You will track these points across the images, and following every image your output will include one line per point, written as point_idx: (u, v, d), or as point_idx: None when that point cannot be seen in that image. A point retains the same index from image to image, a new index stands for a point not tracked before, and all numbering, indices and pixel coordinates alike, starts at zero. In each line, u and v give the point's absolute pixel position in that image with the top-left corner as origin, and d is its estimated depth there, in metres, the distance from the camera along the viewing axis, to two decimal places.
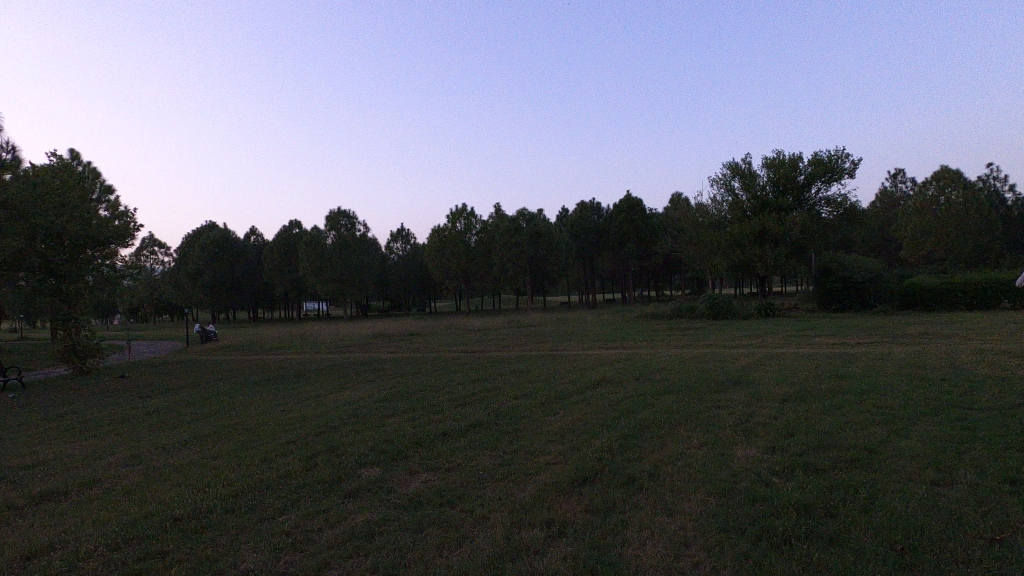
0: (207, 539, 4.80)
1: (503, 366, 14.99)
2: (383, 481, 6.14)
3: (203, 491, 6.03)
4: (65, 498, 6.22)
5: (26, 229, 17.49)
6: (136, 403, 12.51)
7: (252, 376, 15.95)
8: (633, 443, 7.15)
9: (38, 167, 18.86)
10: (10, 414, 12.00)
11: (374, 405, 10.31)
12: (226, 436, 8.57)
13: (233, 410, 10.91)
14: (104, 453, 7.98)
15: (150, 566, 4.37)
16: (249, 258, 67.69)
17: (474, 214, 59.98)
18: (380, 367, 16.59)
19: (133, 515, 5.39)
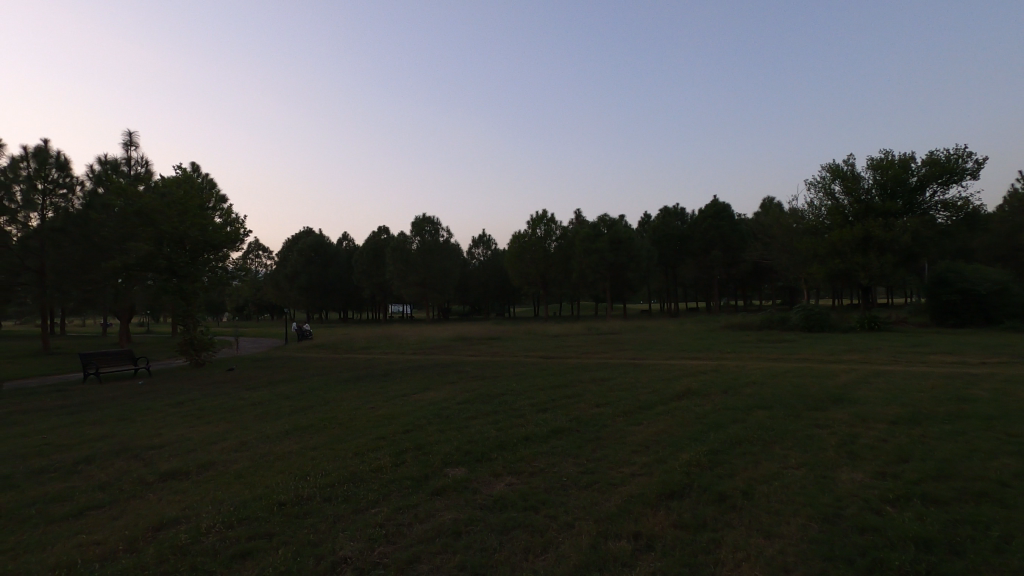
0: (309, 525, 5.12)
1: (583, 373, 14.90)
2: (468, 482, 6.26)
3: (303, 478, 6.46)
4: (186, 477, 6.88)
5: (155, 234, 20.19)
6: (245, 394, 13.66)
7: (342, 373, 16.92)
8: (724, 459, 6.82)
9: (166, 178, 20.99)
10: (141, 398, 13.55)
11: (456, 407, 10.58)
12: (321, 429, 9.13)
13: (328, 405, 11.63)
14: (218, 439, 8.74)
15: (260, 545, 4.72)
16: (340, 262, 71.85)
17: (554, 221, 60.94)
18: (461, 369, 17.04)
19: (244, 497, 5.86)
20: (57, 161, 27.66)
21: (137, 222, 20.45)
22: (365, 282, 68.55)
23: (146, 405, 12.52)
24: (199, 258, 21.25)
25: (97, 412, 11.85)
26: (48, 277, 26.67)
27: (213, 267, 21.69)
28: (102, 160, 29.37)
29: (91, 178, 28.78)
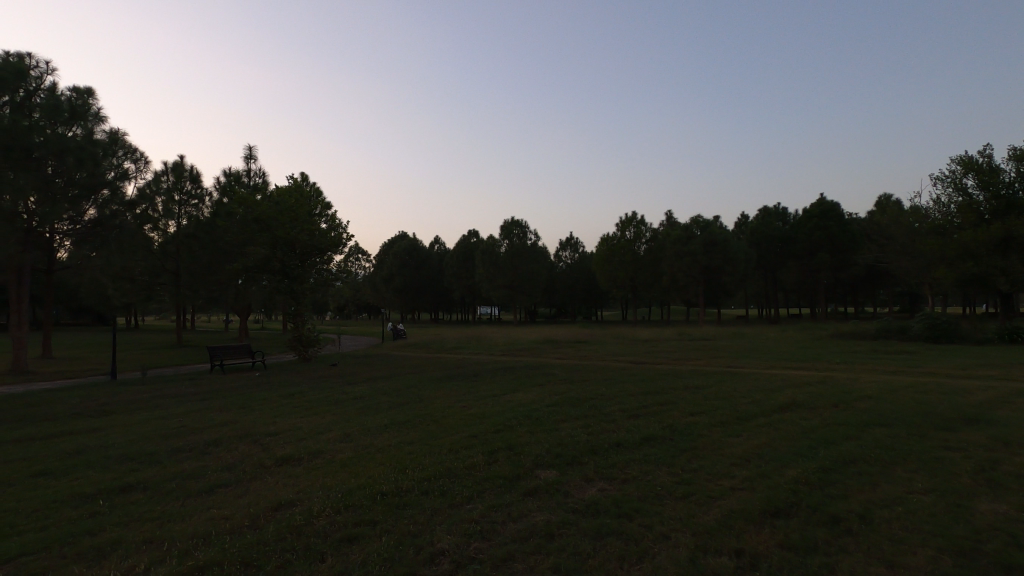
0: (408, 516, 5.36)
1: (676, 380, 14.39)
2: (559, 484, 6.27)
3: (402, 471, 6.77)
4: (299, 462, 7.47)
5: (270, 239, 22.04)
6: (347, 389, 14.57)
7: (434, 372, 17.52)
8: (835, 479, 6.31)
9: (280, 187, 22.75)
10: (258, 389, 14.87)
11: (546, 409, 10.60)
12: (416, 425, 9.52)
13: (423, 402, 12.11)
14: (325, 429, 9.41)
15: (365, 531, 5.00)
16: (432, 265, 74.58)
17: (644, 222, 60.14)
18: (550, 372, 17.05)
19: (349, 485, 6.24)
20: (190, 174, 31.12)
21: (256, 228, 22.48)
22: (455, 284, 70.65)
23: (263, 395, 13.73)
24: (308, 260, 23.01)
25: (222, 399, 13.16)
26: (183, 278, 30.01)
27: (319, 269, 23.43)
28: (227, 172, 32.62)
29: (218, 189, 32.08)
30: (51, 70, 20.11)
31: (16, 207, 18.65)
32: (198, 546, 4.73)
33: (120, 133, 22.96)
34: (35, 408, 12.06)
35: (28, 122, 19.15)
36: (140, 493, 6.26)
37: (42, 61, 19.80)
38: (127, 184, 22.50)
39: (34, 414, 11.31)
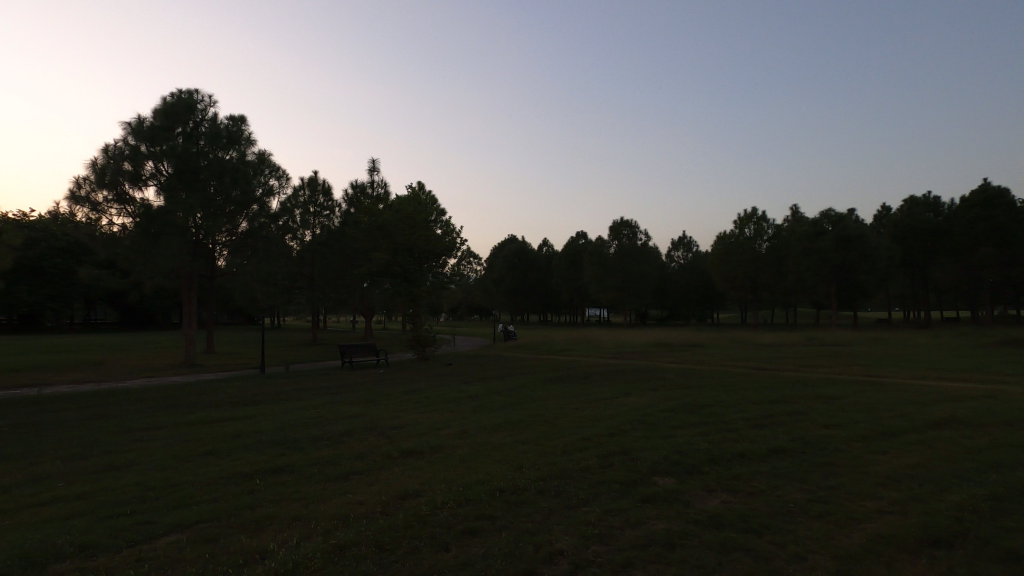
0: (525, 514, 5.45)
1: (805, 388, 13.26)
2: (678, 493, 6.03)
3: (518, 469, 6.92)
4: (422, 455, 7.91)
5: (392, 247, 23.58)
6: (461, 388, 15.16)
7: (544, 374, 17.69)
8: (1011, 509, 5.44)
9: (400, 197, 24.22)
10: (382, 385, 15.97)
11: (660, 414, 10.27)
12: (529, 425, 9.67)
13: (534, 402, 12.27)
14: (443, 425, 9.89)
15: (485, 526, 5.17)
16: (540, 268, 75.37)
17: (765, 218, 56.57)
18: (663, 376, 16.51)
19: (468, 480, 6.49)
20: (323, 188, 34.20)
21: (379, 236, 24.17)
22: (563, 286, 70.79)
23: (386, 391, 14.73)
24: (425, 264, 24.31)
25: (350, 394, 14.27)
26: (317, 282, 33.03)
27: (435, 272, 24.65)
28: (354, 185, 35.44)
29: (346, 201, 34.95)
30: (213, 102, 23.16)
31: (187, 223, 21.77)
32: (338, 527, 5.17)
33: (266, 154, 25.56)
34: (203, 395, 13.93)
35: (196, 149, 22.25)
36: (287, 476, 6.99)
37: (206, 96, 22.88)
38: (272, 199, 25.22)
39: (202, 401, 13.06)
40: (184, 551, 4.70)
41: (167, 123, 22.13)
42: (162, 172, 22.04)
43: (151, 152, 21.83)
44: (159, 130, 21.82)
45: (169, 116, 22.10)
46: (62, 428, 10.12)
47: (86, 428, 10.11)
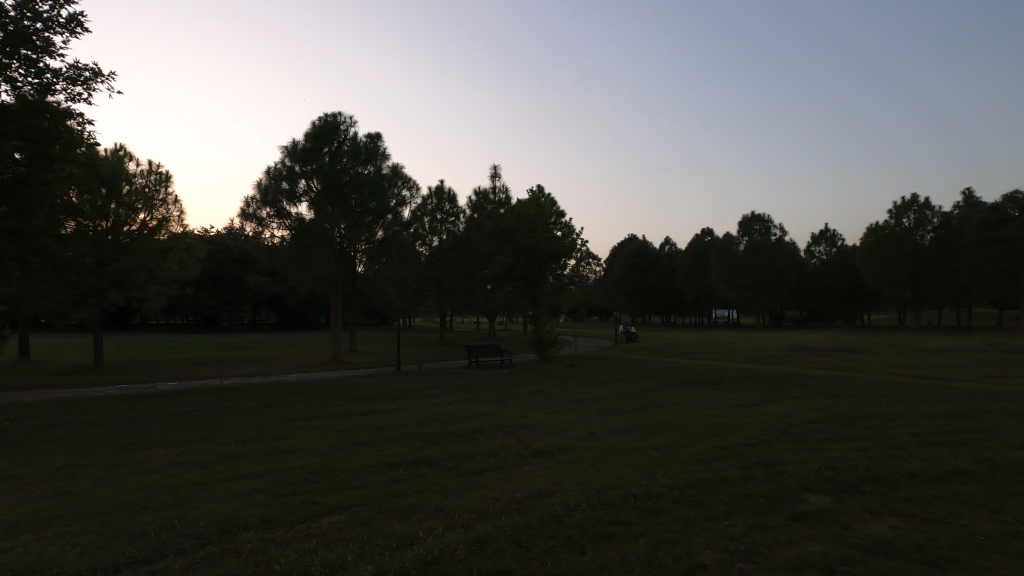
0: (662, 522, 5.29)
1: (988, 402, 11.39)
2: (835, 513, 5.47)
3: (652, 475, 6.73)
4: (551, 456, 8.00)
5: (514, 249, 24.08)
6: (585, 389, 15.10)
7: (670, 377, 17.06)
8: None
9: (521, 200, 24.71)
10: (508, 385, 16.42)
11: (806, 425, 9.40)
12: (660, 430, 9.36)
13: (662, 407, 11.87)
14: (571, 426, 9.90)
15: (620, 531, 5.09)
16: (663, 267, 72.71)
17: (928, 205, 49.58)
18: (806, 383, 15.10)
19: (600, 484, 6.43)
20: (448, 196, 36.00)
21: (502, 239, 24.88)
22: (688, 286, 67.62)
23: (512, 391, 15.10)
24: (546, 266, 24.52)
25: (479, 393, 14.84)
26: (444, 285, 34.83)
27: (555, 274, 24.83)
28: (477, 192, 36.87)
29: (469, 207, 36.49)
30: (353, 122, 25.42)
31: (333, 233, 24.17)
32: (476, 521, 5.40)
33: (399, 166, 27.50)
34: (348, 390, 15.30)
35: (339, 166, 24.58)
36: (427, 467, 7.44)
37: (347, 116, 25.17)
38: (404, 209, 27.10)
39: (349, 396, 14.34)
40: (343, 531, 5.20)
41: (316, 144, 24.71)
42: (313, 188, 24.65)
43: (303, 170, 24.49)
44: (309, 150, 24.42)
45: (318, 137, 24.61)
46: (240, 415, 11.69)
47: (258, 416, 11.57)
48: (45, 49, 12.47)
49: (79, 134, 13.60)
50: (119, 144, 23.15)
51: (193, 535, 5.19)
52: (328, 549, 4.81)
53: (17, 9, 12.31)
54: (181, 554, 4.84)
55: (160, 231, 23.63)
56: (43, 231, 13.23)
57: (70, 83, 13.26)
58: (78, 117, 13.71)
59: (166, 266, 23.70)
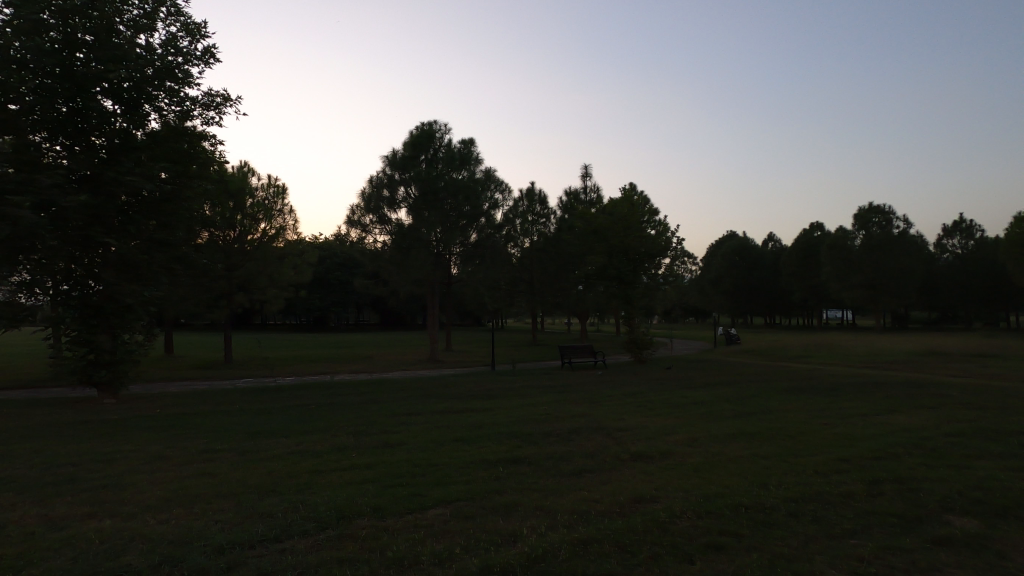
0: (778, 537, 4.96)
1: None
2: (987, 540, 4.83)
3: (762, 486, 6.33)
4: (651, 460, 7.78)
5: (607, 249, 23.69)
6: (684, 393, 14.55)
7: (778, 382, 15.99)
8: None
9: (612, 199, 24.29)
10: (602, 386, 16.18)
11: (944, 439, 8.40)
12: (769, 438, 8.79)
13: (770, 413, 11.15)
14: (671, 431, 9.57)
15: (731, 543, 4.83)
16: (766, 264, 68.36)
17: None
18: (941, 391, 13.51)
19: (705, 492, 6.15)
20: (539, 198, 36.20)
21: (593, 239, 24.56)
22: (795, 285, 63.03)
23: (608, 392, 14.88)
24: (639, 266, 23.91)
25: (574, 393, 14.75)
26: (536, 286, 35.07)
27: (650, 273, 24.16)
28: (568, 192, 36.74)
29: (561, 208, 36.49)
30: (448, 129, 26.30)
31: (430, 237, 25.19)
32: (578, 522, 5.36)
33: (492, 170, 28.04)
34: (446, 389, 15.82)
35: (435, 172, 25.53)
36: (525, 466, 7.52)
37: (443, 124, 26.09)
38: (496, 211, 27.64)
39: (447, 393, 14.83)
40: (449, 523, 5.38)
41: (413, 152, 25.84)
42: (410, 194, 25.82)
43: (402, 178, 25.72)
44: (407, 158, 25.58)
45: (415, 146, 25.71)
46: (350, 409, 12.47)
47: (366, 410, 12.29)
48: (185, 80, 14.08)
49: (213, 154, 15.22)
50: (243, 161, 25.66)
51: (315, 518, 5.60)
52: (435, 540, 4.99)
53: (163, 47, 13.99)
54: (305, 535, 5.25)
55: (278, 239, 25.88)
56: (185, 242, 14.96)
57: (205, 108, 14.87)
58: (211, 138, 15.33)
59: (284, 270, 25.87)
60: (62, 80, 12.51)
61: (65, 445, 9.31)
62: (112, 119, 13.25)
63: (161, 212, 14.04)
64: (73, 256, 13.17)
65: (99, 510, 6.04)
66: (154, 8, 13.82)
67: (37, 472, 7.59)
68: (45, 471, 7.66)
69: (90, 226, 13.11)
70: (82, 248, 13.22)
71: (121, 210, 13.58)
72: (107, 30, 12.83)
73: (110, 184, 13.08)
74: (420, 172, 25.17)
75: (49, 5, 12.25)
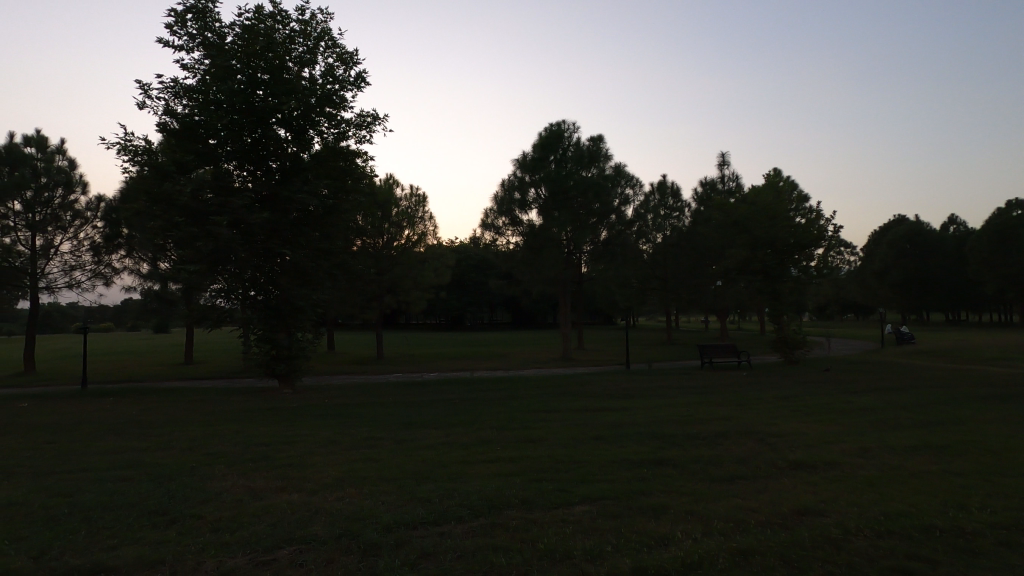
0: (986, 568, 4.24)
1: None
2: None
3: (958, 507, 5.47)
4: (814, 470, 7.09)
5: (749, 241, 22.01)
6: (849, 397, 13.04)
7: (970, 388, 13.68)
8: None
9: (755, 187, 22.55)
10: (749, 388, 15.09)
11: None
12: (964, 453, 7.56)
13: (962, 424, 9.57)
14: (836, 439, 8.64)
15: (922, 569, 4.25)
16: (946, 251, 58.93)
17: None
18: None
19: (885, 509, 5.46)
20: (672, 190, 34.96)
21: (733, 231, 22.95)
22: (987, 275, 53.49)
23: (756, 394, 13.84)
24: (788, 259, 21.93)
25: (717, 395, 13.94)
26: (670, 283, 33.77)
27: (801, 266, 22.07)
28: (703, 183, 34.97)
29: (696, 200, 34.80)
30: (577, 127, 26.29)
31: (560, 236, 25.44)
32: (735, 531, 5.07)
33: (622, 165, 27.50)
34: (582, 387, 15.85)
35: (565, 171, 25.66)
36: (672, 469, 7.27)
37: (571, 123, 26.15)
38: (627, 207, 27.12)
39: (582, 391, 14.90)
40: (596, 521, 5.38)
41: (543, 153, 26.22)
42: (541, 195, 26.25)
43: (533, 180, 26.24)
44: (537, 160, 26.01)
45: (545, 146, 26.06)
46: (491, 404, 13.03)
47: (506, 406, 12.73)
48: (341, 104, 15.68)
49: (365, 169, 16.75)
50: (389, 174, 28.02)
51: (467, 506, 5.92)
52: (585, 536, 5.02)
53: (322, 77, 15.73)
54: (460, 521, 5.57)
55: (420, 244, 27.82)
56: (344, 250, 16.66)
57: (358, 128, 16.44)
58: (363, 155, 16.92)
59: (426, 273, 27.74)
60: (247, 115, 14.62)
61: (258, 427, 10.88)
62: (284, 145, 15.18)
63: (325, 224, 15.82)
64: (258, 265, 15.32)
65: (287, 485, 6.97)
66: (315, 43, 15.59)
67: (239, 449, 8.97)
68: (245, 449, 9.01)
69: (271, 239, 15.17)
70: (264, 258, 15.33)
71: (293, 224, 15.52)
72: (279, 68, 14.74)
73: (285, 202, 15.02)
74: (550, 172, 25.47)
75: (236, 53, 14.41)
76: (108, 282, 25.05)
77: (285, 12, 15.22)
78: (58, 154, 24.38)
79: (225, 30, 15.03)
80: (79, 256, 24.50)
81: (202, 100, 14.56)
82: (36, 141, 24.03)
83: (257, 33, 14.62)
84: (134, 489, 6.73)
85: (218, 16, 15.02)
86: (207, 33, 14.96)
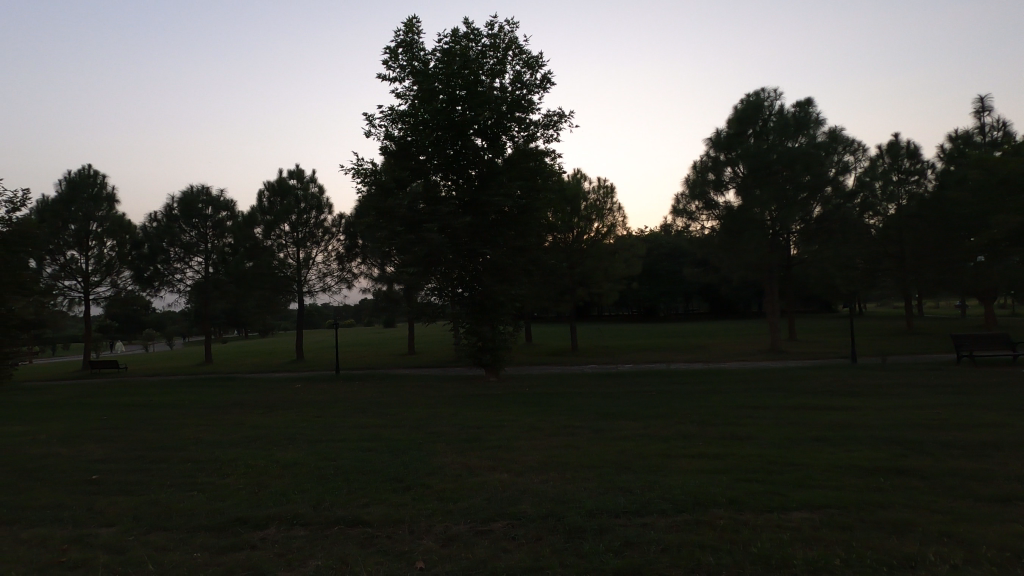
0: None
1: None
2: None
3: None
4: None
5: None
6: None
7: None
8: None
9: None
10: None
11: None
12: None
13: None
14: None
15: None
16: None
17: None
18: None
19: None
20: (908, 150, 29.47)
21: (1000, 193, 18.28)
22: None
23: None
24: None
25: (981, 396, 11.34)
26: (908, 261, 28.42)
27: None
28: (952, 136, 28.65)
29: (942, 158, 28.74)
30: (779, 93, 23.66)
31: (764, 217, 22.90)
32: (1012, 563, 4.12)
33: (838, 129, 24.00)
34: (794, 382, 14.28)
35: (767, 144, 23.23)
36: (917, 480, 6.17)
37: (772, 89, 23.63)
38: (846, 177, 23.65)
39: (795, 387, 13.43)
40: (819, 530, 4.84)
41: (740, 127, 24.07)
42: (739, 173, 24.18)
43: (729, 158, 24.29)
44: (733, 136, 23.99)
45: (742, 120, 23.92)
46: (690, 398, 12.48)
47: (707, 400, 12.09)
48: (529, 108, 16.50)
49: (553, 167, 17.37)
50: (576, 170, 28.67)
51: (670, 500, 5.80)
52: (807, 546, 4.55)
53: (512, 84, 16.70)
54: (663, 515, 5.48)
55: (609, 235, 27.83)
56: (538, 246, 17.47)
57: (545, 128, 17.08)
58: (551, 154, 17.56)
59: (616, 264, 27.64)
60: (449, 130, 16.19)
61: (469, 411, 12.05)
62: (482, 153, 16.46)
63: (519, 224, 16.83)
64: (464, 265, 16.87)
65: (497, 465, 7.61)
66: (503, 54, 16.63)
67: (456, 430, 10.06)
68: (460, 431, 10.04)
69: (473, 241, 16.59)
70: (468, 259, 16.83)
71: (492, 225, 16.79)
72: (474, 82, 16.05)
73: (484, 206, 16.30)
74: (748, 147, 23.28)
75: (437, 75, 16.06)
76: (350, 285, 29.99)
77: (477, 30, 16.53)
78: (311, 182, 30.09)
79: (428, 56, 16.85)
80: (329, 265, 29.80)
81: (413, 122, 16.52)
82: (296, 173, 29.93)
83: (455, 54, 16.10)
84: (379, 459, 7.99)
85: (422, 45, 16.90)
86: (415, 62, 16.95)
